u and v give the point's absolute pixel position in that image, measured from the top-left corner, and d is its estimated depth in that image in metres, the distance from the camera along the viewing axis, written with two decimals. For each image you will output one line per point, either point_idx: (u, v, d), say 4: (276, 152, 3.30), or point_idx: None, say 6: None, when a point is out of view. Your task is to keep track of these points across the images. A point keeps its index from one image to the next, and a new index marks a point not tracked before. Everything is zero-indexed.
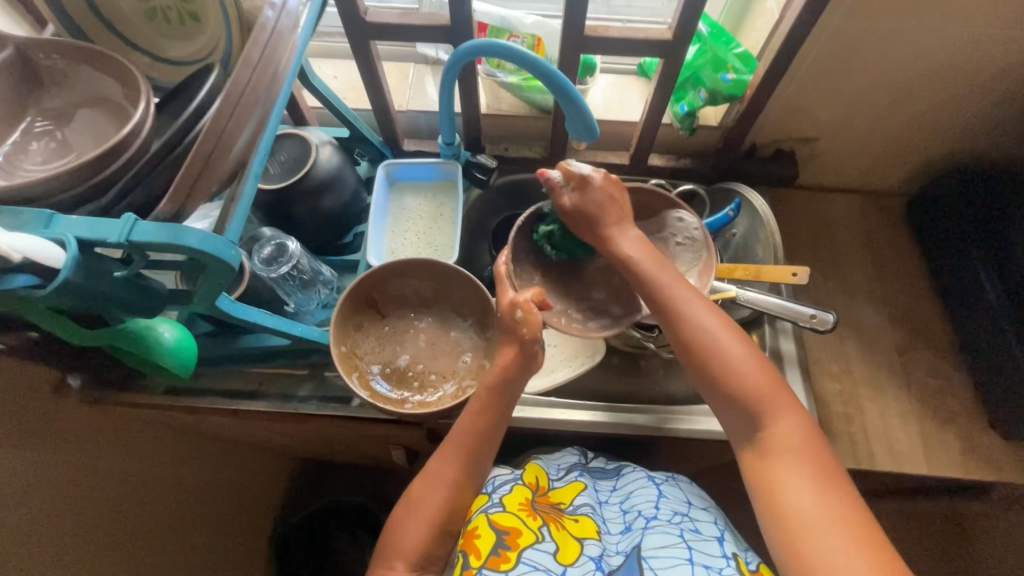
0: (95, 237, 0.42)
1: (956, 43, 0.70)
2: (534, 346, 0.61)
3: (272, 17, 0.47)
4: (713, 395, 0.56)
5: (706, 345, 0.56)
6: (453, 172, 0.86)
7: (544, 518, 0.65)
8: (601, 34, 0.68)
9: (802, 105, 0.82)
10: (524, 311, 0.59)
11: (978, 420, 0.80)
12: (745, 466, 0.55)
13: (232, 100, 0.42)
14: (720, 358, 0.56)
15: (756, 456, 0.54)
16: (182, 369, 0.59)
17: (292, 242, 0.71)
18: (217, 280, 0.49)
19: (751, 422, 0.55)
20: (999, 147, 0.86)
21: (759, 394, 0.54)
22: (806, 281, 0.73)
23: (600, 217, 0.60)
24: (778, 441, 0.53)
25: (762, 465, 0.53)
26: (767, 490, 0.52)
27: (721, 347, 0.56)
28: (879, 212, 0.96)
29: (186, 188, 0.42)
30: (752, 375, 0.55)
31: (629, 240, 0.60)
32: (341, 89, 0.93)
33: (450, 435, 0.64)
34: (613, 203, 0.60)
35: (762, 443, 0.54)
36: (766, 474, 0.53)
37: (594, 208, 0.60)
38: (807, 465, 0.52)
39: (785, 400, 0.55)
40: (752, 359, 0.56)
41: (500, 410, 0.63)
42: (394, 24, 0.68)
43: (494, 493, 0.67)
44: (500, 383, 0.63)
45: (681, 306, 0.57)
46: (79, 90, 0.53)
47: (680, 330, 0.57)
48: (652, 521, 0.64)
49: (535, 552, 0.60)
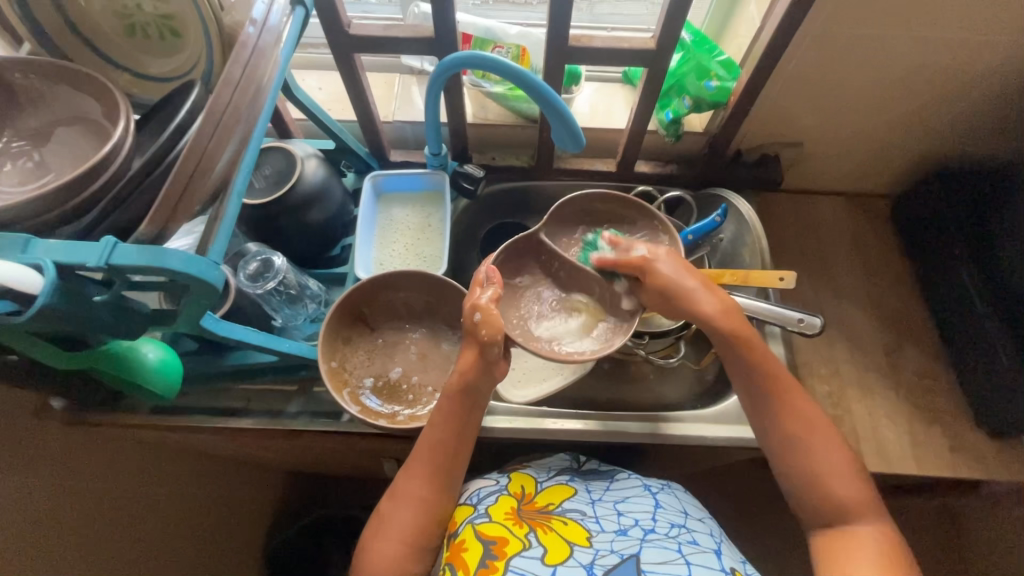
0: (73, 261, 0.41)
1: (934, 48, 0.71)
2: (495, 350, 0.61)
3: (253, 34, 0.46)
4: (799, 480, 0.58)
5: (807, 439, 0.59)
6: (441, 183, 0.85)
7: (531, 525, 0.64)
8: (585, 44, 0.68)
9: (785, 110, 0.83)
10: (483, 313, 0.61)
11: (964, 418, 0.81)
12: (818, 551, 0.56)
13: (214, 120, 0.42)
14: (818, 452, 0.58)
15: (832, 543, 0.55)
16: (166, 389, 0.61)
17: (278, 257, 0.71)
18: (201, 300, 0.48)
19: (833, 510, 0.56)
20: (978, 148, 0.87)
21: (847, 492, 0.56)
22: (793, 285, 0.74)
23: (684, 289, 0.63)
24: (859, 536, 0.54)
25: (835, 551, 0.54)
26: (833, 574, 0.53)
27: (810, 428, 0.59)
28: (863, 214, 0.98)
29: (167, 210, 0.41)
30: (843, 474, 0.57)
31: (711, 303, 0.63)
32: (325, 101, 0.92)
33: (415, 449, 0.65)
34: (686, 270, 0.64)
35: (842, 533, 0.55)
36: (836, 561, 0.53)
37: (674, 282, 0.63)
38: (883, 562, 0.52)
39: (872, 505, 0.56)
40: (847, 460, 0.58)
41: (462, 419, 0.64)
42: (378, 37, 0.68)
43: (479, 504, 0.67)
44: (462, 392, 0.63)
45: (789, 397, 0.61)
46: (57, 108, 0.52)
47: (784, 416, 0.60)
48: (650, 533, 0.63)
49: (522, 560, 0.59)
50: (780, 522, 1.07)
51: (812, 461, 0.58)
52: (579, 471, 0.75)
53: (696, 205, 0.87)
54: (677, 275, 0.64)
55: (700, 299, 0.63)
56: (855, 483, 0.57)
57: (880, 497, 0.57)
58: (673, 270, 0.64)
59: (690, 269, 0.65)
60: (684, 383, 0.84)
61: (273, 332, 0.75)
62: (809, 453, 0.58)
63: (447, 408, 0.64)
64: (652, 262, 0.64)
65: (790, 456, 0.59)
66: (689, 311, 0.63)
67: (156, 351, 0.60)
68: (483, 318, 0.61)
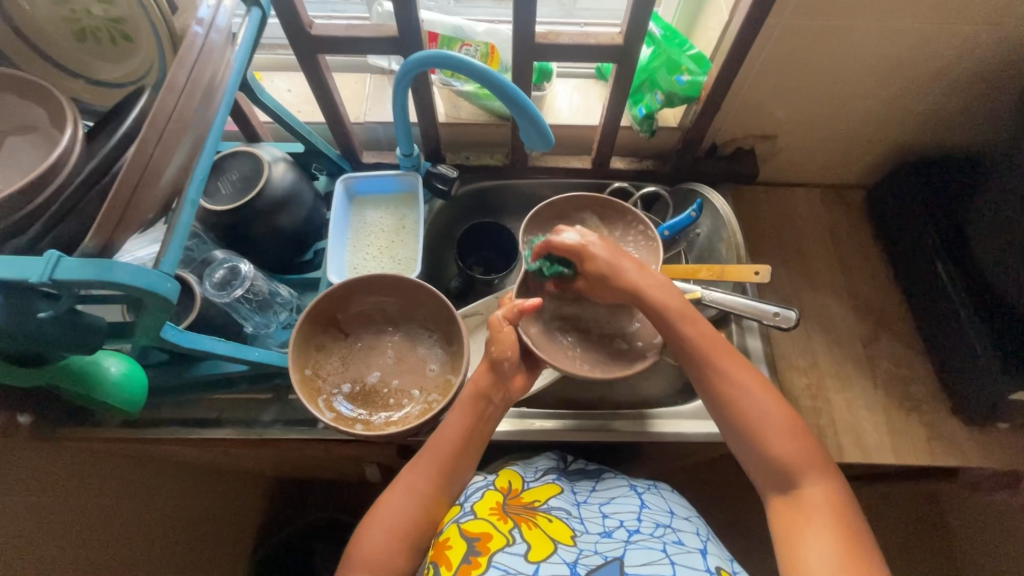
0: (15, 278, 0.40)
1: (902, 39, 0.71)
2: (506, 365, 0.63)
3: (200, 35, 0.44)
4: (746, 448, 0.57)
5: (739, 400, 0.57)
6: (414, 184, 0.84)
7: (515, 520, 0.63)
8: (552, 41, 0.68)
9: (757, 103, 0.83)
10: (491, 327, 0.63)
11: (941, 407, 0.81)
12: (773, 519, 0.55)
13: (158, 127, 0.41)
14: (755, 413, 0.57)
15: (786, 509, 0.54)
16: (131, 404, 0.58)
17: (244, 264, 0.70)
18: (156, 314, 0.47)
19: (782, 477, 0.55)
20: (949, 138, 0.88)
21: (791, 456, 0.55)
22: (768, 279, 0.72)
23: (618, 269, 0.62)
24: (809, 501, 0.53)
25: (788, 521, 0.53)
26: (788, 545, 0.52)
27: (747, 396, 0.57)
28: (838, 206, 0.98)
29: (112, 221, 0.40)
30: (782, 432, 0.56)
31: (648, 283, 0.62)
32: (294, 103, 0.91)
33: (425, 447, 0.64)
34: (621, 253, 0.64)
35: (793, 499, 0.54)
36: (790, 529, 0.53)
37: (609, 268, 0.62)
38: (833, 525, 0.51)
39: (813, 459, 0.55)
40: (785, 416, 0.57)
41: (474, 427, 0.63)
42: (340, 37, 0.66)
43: (465, 502, 0.67)
44: (476, 397, 0.63)
45: (714, 358, 0.59)
46: (6, 117, 0.50)
47: (716, 381, 0.59)
48: (635, 534, 0.62)
49: (506, 556, 0.58)
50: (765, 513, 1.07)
51: (755, 427, 0.56)
52: (566, 471, 0.75)
53: (671, 200, 0.87)
54: (611, 257, 0.63)
55: (637, 279, 0.62)
56: (791, 436, 0.56)
57: (821, 446, 0.56)
58: (606, 253, 0.63)
59: (623, 252, 0.64)
60: (664, 378, 0.84)
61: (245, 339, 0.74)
62: (748, 420, 0.57)
63: (467, 414, 0.63)
64: (584, 244, 0.63)
65: (732, 423, 0.58)
66: (629, 288, 0.61)
67: (120, 364, 0.58)
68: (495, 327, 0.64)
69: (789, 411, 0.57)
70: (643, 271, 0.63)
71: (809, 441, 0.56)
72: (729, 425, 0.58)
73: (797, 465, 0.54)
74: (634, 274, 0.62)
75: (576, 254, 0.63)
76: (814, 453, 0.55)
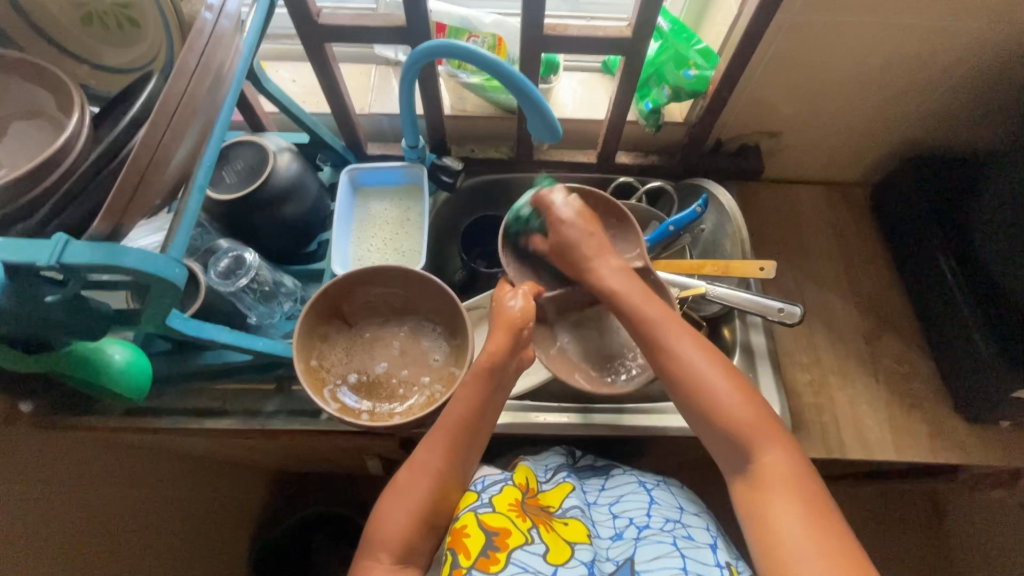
0: (23, 261, 0.40)
1: (909, 36, 0.71)
2: (525, 334, 0.63)
3: (210, 21, 0.44)
4: (704, 430, 0.55)
5: (689, 379, 0.56)
6: (419, 176, 0.84)
7: (534, 520, 0.63)
8: (561, 33, 0.67)
9: (764, 99, 0.83)
10: (515, 305, 0.63)
11: (943, 404, 0.81)
12: (737, 501, 0.54)
13: (168, 111, 0.40)
14: (709, 390, 0.55)
15: (747, 491, 0.53)
16: (135, 392, 0.57)
17: (249, 253, 0.70)
18: (164, 300, 0.47)
19: (740, 455, 0.54)
20: (955, 136, 0.87)
21: (745, 430, 0.53)
22: (773, 275, 0.74)
23: (580, 250, 0.64)
24: (768, 477, 0.52)
25: (751, 499, 0.53)
26: (755, 524, 0.51)
27: (698, 373, 0.56)
28: (843, 203, 0.98)
29: (121, 205, 0.39)
30: (738, 406, 0.54)
31: (605, 269, 0.63)
32: (299, 93, 0.90)
33: (437, 424, 0.62)
34: (591, 237, 0.65)
35: (753, 478, 0.53)
36: (755, 511, 0.52)
37: (571, 244, 0.65)
38: (796, 501, 0.50)
39: (768, 431, 0.54)
40: (737, 391, 0.55)
41: (488, 400, 0.61)
42: (348, 27, 0.66)
43: (483, 493, 0.64)
44: (490, 371, 0.61)
45: (664, 338, 0.58)
46: (11, 102, 0.50)
47: (666, 364, 0.57)
48: (645, 530, 0.63)
49: (526, 553, 0.58)
50: None
51: (711, 408, 0.54)
52: (575, 467, 0.76)
53: (676, 195, 0.87)
54: (578, 237, 0.65)
55: (594, 263, 0.64)
56: (746, 411, 0.54)
57: (777, 416, 0.55)
58: (576, 230, 0.65)
59: (595, 232, 0.65)
60: None
61: (248, 330, 0.74)
62: (704, 400, 0.55)
63: (472, 386, 0.61)
64: (562, 218, 0.66)
65: (688, 405, 0.56)
66: (584, 269, 0.64)
67: (123, 352, 0.56)
68: (522, 308, 0.63)
69: (741, 384, 0.56)
70: (605, 253, 0.64)
71: (763, 411, 0.54)
72: (684, 406, 0.56)
73: (755, 441, 0.53)
74: (594, 257, 0.64)
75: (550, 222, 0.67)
76: (770, 423, 0.54)
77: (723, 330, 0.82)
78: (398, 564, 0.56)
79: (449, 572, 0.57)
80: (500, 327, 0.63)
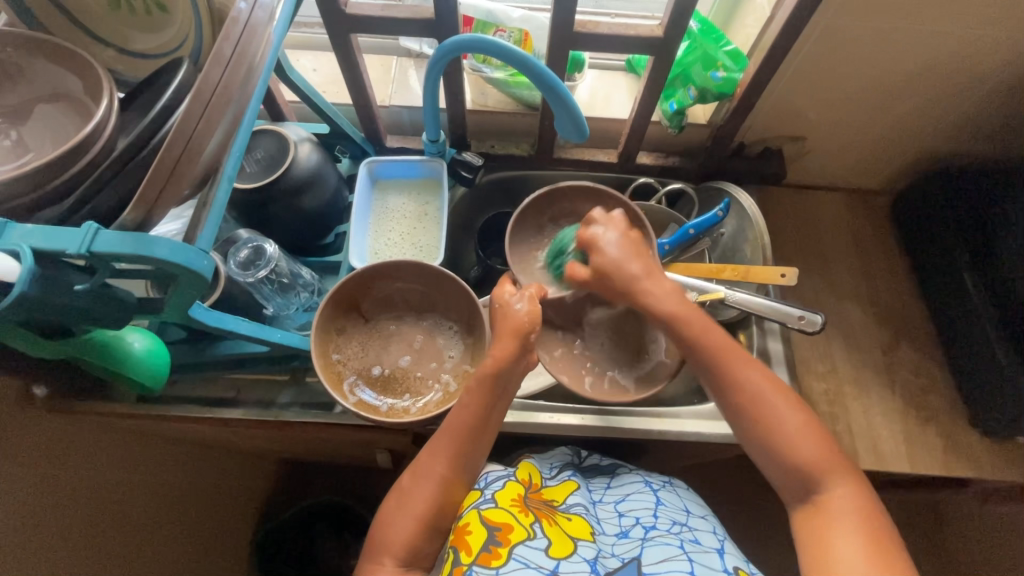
0: (52, 248, 0.40)
1: (943, 44, 0.70)
2: (532, 339, 0.61)
3: (245, 10, 0.42)
4: (768, 458, 0.55)
5: (753, 400, 0.55)
6: (438, 171, 0.83)
7: (536, 514, 0.62)
8: (591, 30, 0.66)
9: (790, 104, 0.82)
10: (525, 306, 0.61)
11: (958, 418, 0.81)
12: (797, 528, 0.53)
13: (203, 100, 0.39)
14: (770, 417, 0.54)
15: (809, 520, 0.52)
16: (152, 379, 0.60)
17: (270, 244, 0.70)
18: (189, 291, 0.47)
19: (803, 483, 0.53)
20: (981, 146, 0.86)
21: (808, 456, 0.53)
22: (795, 282, 0.72)
23: (629, 277, 0.60)
24: (833, 506, 0.51)
25: (813, 530, 0.52)
26: (816, 555, 0.50)
27: (760, 394, 0.55)
28: (864, 211, 0.97)
29: (153, 193, 0.39)
30: (805, 431, 0.54)
31: (659, 293, 0.59)
32: (320, 83, 0.90)
33: (440, 430, 0.61)
34: (637, 259, 0.61)
35: (816, 508, 0.52)
36: (815, 538, 0.51)
37: (616, 270, 0.60)
38: (859, 531, 0.49)
39: (834, 461, 0.53)
40: (802, 417, 0.54)
41: (488, 407, 0.60)
42: (377, 18, 0.65)
43: (486, 489, 0.65)
44: (494, 379, 0.59)
45: (728, 363, 0.57)
46: (37, 84, 0.49)
47: (732, 388, 0.56)
48: (652, 531, 0.63)
49: (527, 549, 0.57)
50: (771, 512, 1.07)
51: (774, 435, 0.54)
52: (581, 466, 0.75)
53: (698, 198, 0.86)
54: (624, 257, 0.61)
55: (643, 283, 0.60)
56: (809, 438, 0.53)
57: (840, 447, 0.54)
58: (620, 253, 0.61)
59: (639, 254, 0.62)
60: (681, 376, 0.84)
61: (265, 320, 0.74)
62: (768, 431, 0.54)
63: (473, 392, 0.60)
64: (602, 240, 0.62)
65: (751, 432, 0.55)
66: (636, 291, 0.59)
67: (142, 341, 0.60)
68: (528, 311, 0.61)
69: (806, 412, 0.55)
70: (657, 277, 0.60)
71: (829, 443, 0.54)
72: (748, 429, 0.55)
73: (820, 472, 0.52)
74: (646, 284, 0.60)
75: (593, 245, 0.62)
76: (836, 456, 0.53)
77: (739, 336, 0.81)
78: (403, 566, 0.56)
79: (452, 570, 0.58)
80: (505, 331, 0.61)
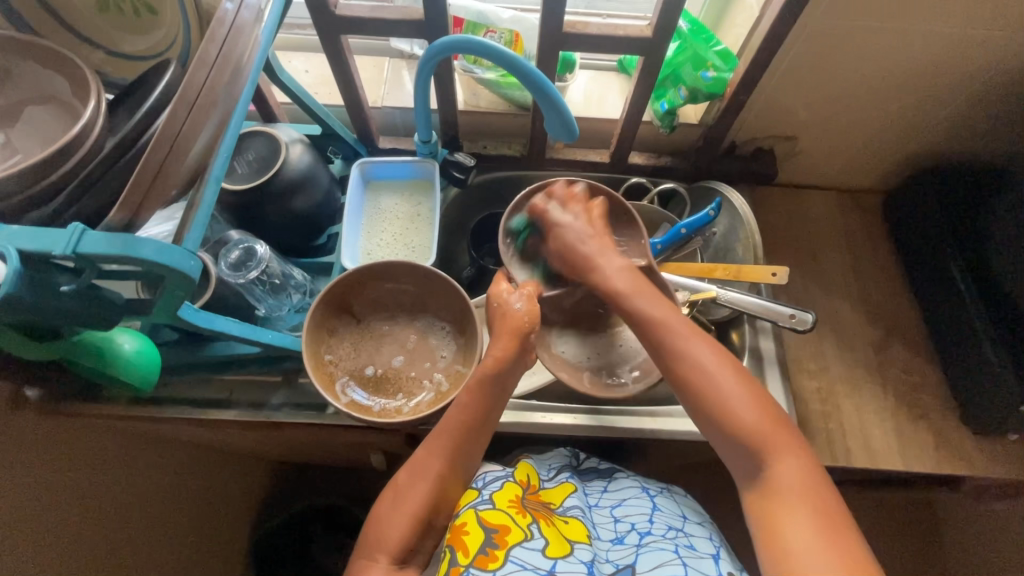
0: (39, 249, 0.40)
1: (930, 43, 0.70)
2: (529, 338, 0.62)
3: (231, 11, 0.43)
4: (717, 436, 0.54)
5: (699, 377, 0.55)
6: (430, 171, 0.83)
7: (534, 515, 0.63)
8: (580, 30, 0.66)
9: (780, 104, 0.82)
10: (524, 303, 0.63)
11: (950, 416, 0.81)
12: (748, 509, 0.52)
13: (188, 101, 0.40)
14: (716, 394, 0.54)
15: (758, 499, 0.52)
16: (142, 381, 0.58)
17: (261, 245, 0.70)
18: (177, 291, 0.47)
19: (750, 459, 0.52)
20: (971, 144, 0.87)
21: (754, 431, 0.52)
22: (785, 281, 0.73)
23: (583, 254, 0.65)
24: (780, 482, 0.50)
25: (764, 509, 0.51)
26: (768, 534, 0.49)
27: (705, 370, 0.55)
28: (855, 210, 0.97)
29: (138, 195, 0.39)
30: (750, 406, 0.53)
31: (611, 269, 0.63)
32: (312, 84, 0.90)
33: (437, 428, 0.61)
34: (593, 238, 0.66)
35: (763, 485, 0.51)
36: (767, 517, 0.50)
37: (571, 247, 0.66)
38: (806, 507, 0.49)
39: (780, 436, 0.52)
40: (749, 393, 0.54)
41: (487, 405, 0.60)
42: (367, 19, 0.65)
43: (484, 489, 0.64)
44: (493, 377, 0.60)
45: (673, 341, 0.57)
46: (26, 85, 0.49)
47: (680, 365, 0.56)
48: (647, 537, 0.63)
49: (524, 551, 0.58)
50: None
51: (720, 411, 0.53)
52: (578, 469, 0.75)
53: (690, 198, 0.86)
54: (578, 238, 0.66)
55: (597, 258, 0.64)
56: (755, 414, 0.53)
57: (788, 422, 0.54)
58: (576, 232, 0.66)
59: (595, 233, 0.67)
60: None
61: (256, 322, 0.74)
62: (715, 408, 0.54)
63: (475, 387, 0.60)
64: (558, 223, 0.68)
65: (698, 410, 0.55)
66: (589, 267, 0.64)
67: (133, 341, 0.57)
68: (527, 310, 0.63)
69: (754, 387, 0.55)
70: (610, 254, 0.65)
71: (777, 418, 0.53)
72: (697, 407, 0.55)
73: (767, 448, 0.52)
74: (600, 260, 0.64)
75: (551, 225, 0.68)
76: (783, 430, 0.53)
77: (732, 335, 0.81)
78: (397, 564, 0.56)
79: (449, 570, 0.57)
80: (506, 331, 0.62)
